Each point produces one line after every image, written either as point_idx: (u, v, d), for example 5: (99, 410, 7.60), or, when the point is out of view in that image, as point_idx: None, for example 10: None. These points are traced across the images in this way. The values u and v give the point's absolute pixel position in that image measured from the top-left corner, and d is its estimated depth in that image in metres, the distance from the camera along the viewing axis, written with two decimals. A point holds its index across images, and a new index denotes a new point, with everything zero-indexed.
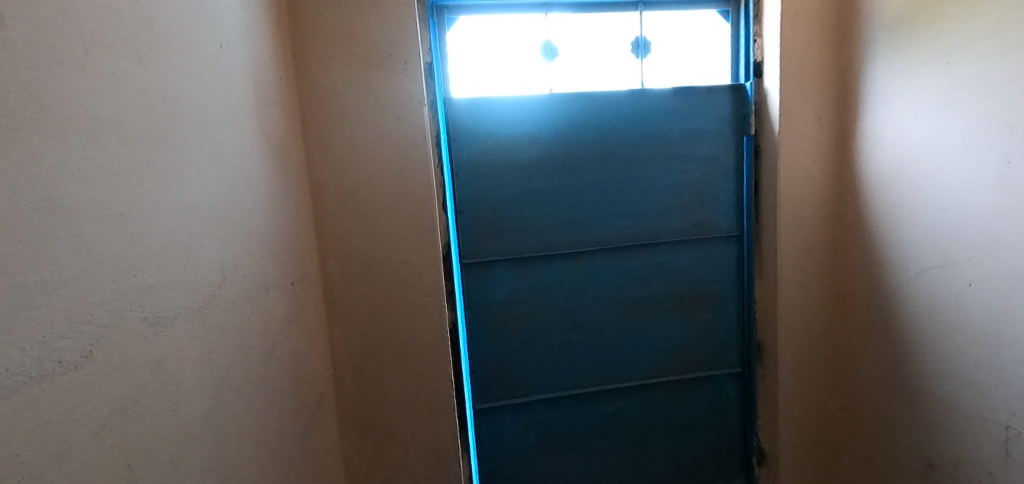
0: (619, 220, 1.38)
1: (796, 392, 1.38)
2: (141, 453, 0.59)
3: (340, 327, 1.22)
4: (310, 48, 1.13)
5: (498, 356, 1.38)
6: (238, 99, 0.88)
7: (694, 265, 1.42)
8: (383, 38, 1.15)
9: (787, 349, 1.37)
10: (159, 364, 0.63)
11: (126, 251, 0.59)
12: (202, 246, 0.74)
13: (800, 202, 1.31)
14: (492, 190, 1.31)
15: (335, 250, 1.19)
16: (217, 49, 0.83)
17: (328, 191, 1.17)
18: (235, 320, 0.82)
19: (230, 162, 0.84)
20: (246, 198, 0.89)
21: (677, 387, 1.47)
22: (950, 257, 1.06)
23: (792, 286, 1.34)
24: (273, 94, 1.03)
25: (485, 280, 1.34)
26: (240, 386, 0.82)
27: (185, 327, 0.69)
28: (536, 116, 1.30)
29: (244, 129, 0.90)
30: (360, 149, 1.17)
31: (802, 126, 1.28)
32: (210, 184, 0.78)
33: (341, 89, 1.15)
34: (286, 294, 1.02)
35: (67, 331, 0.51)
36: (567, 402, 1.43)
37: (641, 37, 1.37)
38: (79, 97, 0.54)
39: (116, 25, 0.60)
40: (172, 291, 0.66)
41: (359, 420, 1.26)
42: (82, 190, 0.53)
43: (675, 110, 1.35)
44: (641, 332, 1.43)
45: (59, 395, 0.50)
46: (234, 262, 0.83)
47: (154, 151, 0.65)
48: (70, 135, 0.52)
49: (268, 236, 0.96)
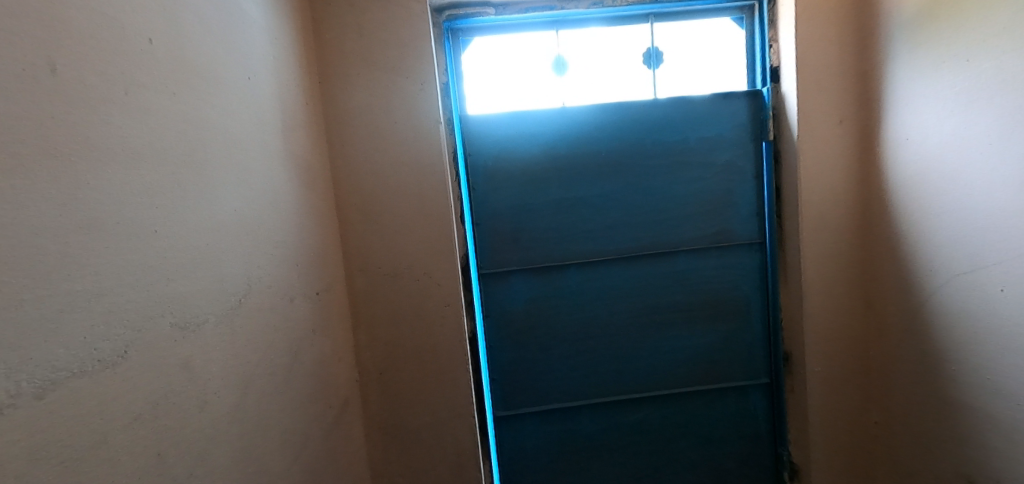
0: (634, 229, 1.38)
1: (827, 404, 1.33)
2: (170, 444, 0.66)
3: (365, 335, 1.29)
4: (335, 74, 1.22)
5: (517, 364, 1.41)
6: (265, 125, 0.97)
7: (714, 273, 1.41)
8: (401, 60, 1.22)
9: (815, 360, 1.32)
10: (188, 364, 0.70)
11: (158, 263, 0.66)
12: (229, 259, 0.82)
13: (823, 208, 1.27)
14: (506, 202, 1.35)
15: (359, 262, 1.27)
16: (245, 80, 0.92)
17: (352, 207, 1.25)
18: (261, 327, 0.89)
19: (256, 182, 0.92)
20: (272, 215, 0.97)
21: (700, 398, 1.45)
22: (981, 261, 1.01)
23: (817, 293, 1.30)
24: (300, 119, 1.12)
25: (503, 289, 1.38)
26: (265, 387, 0.88)
27: (213, 332, 0.76)
28: (547, 128, 1.33)
29: (272, 153, 0.99)
30: (380, 167, 1.24)
31: (821, 130, 1.25)
32: (239, 203, 0.86)
33: (362, 112, 1.23)
34: (311, 303, 1.09)
35: (105, 333, 0.58)
36: (588, 412, 1.44)
37: (652, 47, 1.38)
38: (119, 131, 0.62)
39: (152, 65, 0.69)
40: (201, 300, 0.74)
41: (383, 424, 1.31)
42: (120, 211, 0.61)
43: (690, 118, 1.35)
44: (660, 341, 1.42)
45: (98, 388, 0.57)
46: (260, 274, 0.90)
47: (187, 175, 0.73)
48: (110, 164, 0.60)
49: (294, 250, 1.04)
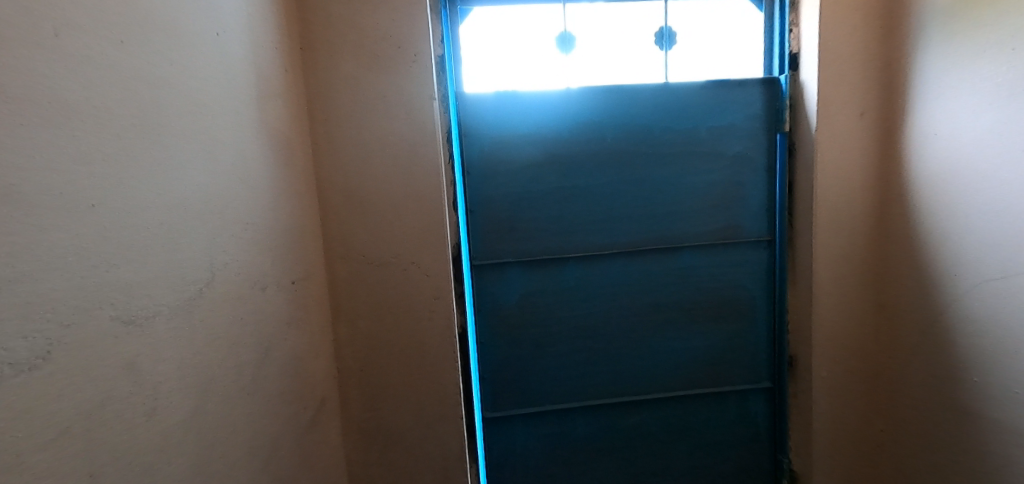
0: (638, 223, 1.30)
1: (832, 411, 1.27)
2: (107, 462, 0.55)
3: (346, 328, 1.18)
4: (318, 40, 1.10)
5: (509, 363, 1.32)
6: (237, 90, 0.85)
7: (720, 271, 1.33)
8: (393, 28, 1.10)
9: (823, 366, 1.26)
10: (134, 365, 0.59)
11: (95, 243, 0.55)
12: (189, 242, 0.70)
13: (839, 206, 1.20)
14: (503, 189, 1.25)
15: (342, 249, 1.15)
16: (213, 36, 0.79)
17: (335, 189, 1.14)
18: (226, 320, 0.78)
19: (224, 155, 0.80)
20: (242, 194, 0.85)
21: (700, 402, 1.37)
22: (1016, 267, 0.94)
23: (829, 296, 1.23)
24: (277, 87, 1.00)
25: (497, 282, 1.28)
26: (230, 389, 0.78)
27: (167, 327, 0.65)
28: (551, 110, 1.23)
29: (244, 123, 0.87)
30: (367, 145, 1.13)
31: (842, 122, 1.17)
32: (204, 177, 0.75)
33: (348, 84, 1.11)
34: (286, 293, 0.98)
35: (21, 330, 0.47)
36: (583, 414, 1.36)
37: (665, 27, 1.29)
38: (47, 80, 0.50)
39: (95, 4, 0.57)
40: (151, 289, 0.63)
41: (363, 425, 1.21)
42: (45, 179, 0.50)
43: (702, 105, 1.27)
44: (661, 341, 1.35)
45: (10, 399, 0.46)
46: (226, 259, 0.79)
47: (137, 141, 0.62)
48: (33, 119, 0.49)
49: (267, 234, 0.92)
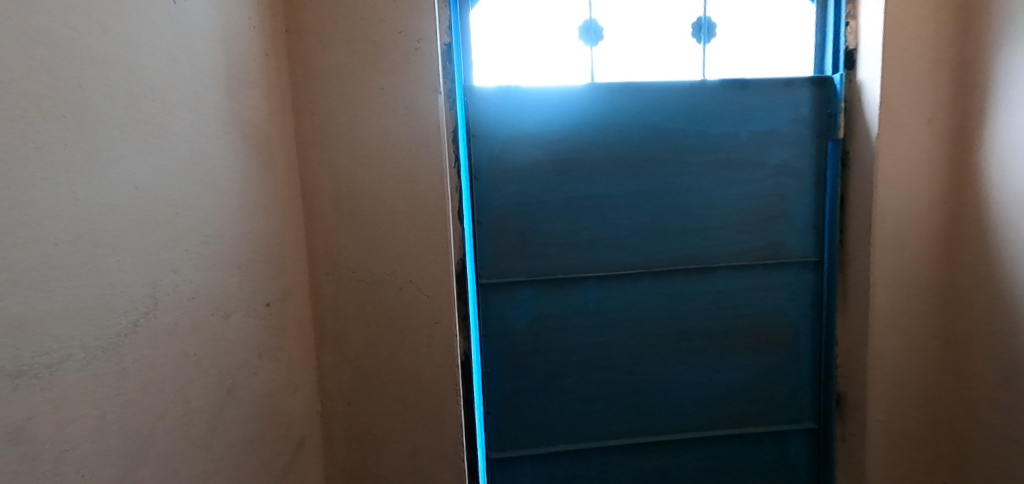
0: (666, 239, 1.14)
1: (888, 460, 1.11)
2: None
3: (332, 355, 1.02)
4: (305, 22, 0.95)
5: (518, 396, 1.16)
6: (199, 73, 0.70)
7: (760, 296, 1.17)
8: (393, 9, 0.95)
9: (878, 407, 1.09)
10: (23, 433, 0.43)
11: None
12: (125, 261, 0.55)
13: (902, 224, 1.05)
14: (515, 197, 1.09)
15: (329, 265, 1.00)
16: (169, 4, 0.64)
17: (323, 195, 0.98)
18: (175, 358, 0.63)
19: (180, 152, 0.65)
20: (203, 199, 0.70)
21: (733, 443, 1.21)
22: None
23: (887, 328, 1.07)
24: (254, 74, 0.84)
25: (506, 304, 1.13)
26: (177, 444, 0.62)
27: (81, 374, 0.49)
28: (571, 107, 1.08)
29: (208, 113, 0.72)
30: (360, 145, 0.97)
31: (908, 129, 1.02)
32: (150, 179, 0.59)
33: (340, 73, 0.96)
34: (258, 317, 0.82)
35: None
36: (601, 455, 1.19)
37: (703, 18, 1.14)
38: None
39: None
40: (57, 325, 0.47)
41: (349, 467, 1.05)
42: None
43: (743, 107, 1.11)
44: (690, 374, 1.18)
45: None
46: (176, 281, 0.63)
47: (47, 128, 0.46)
48: None
49: (236, 248, 0.77)
